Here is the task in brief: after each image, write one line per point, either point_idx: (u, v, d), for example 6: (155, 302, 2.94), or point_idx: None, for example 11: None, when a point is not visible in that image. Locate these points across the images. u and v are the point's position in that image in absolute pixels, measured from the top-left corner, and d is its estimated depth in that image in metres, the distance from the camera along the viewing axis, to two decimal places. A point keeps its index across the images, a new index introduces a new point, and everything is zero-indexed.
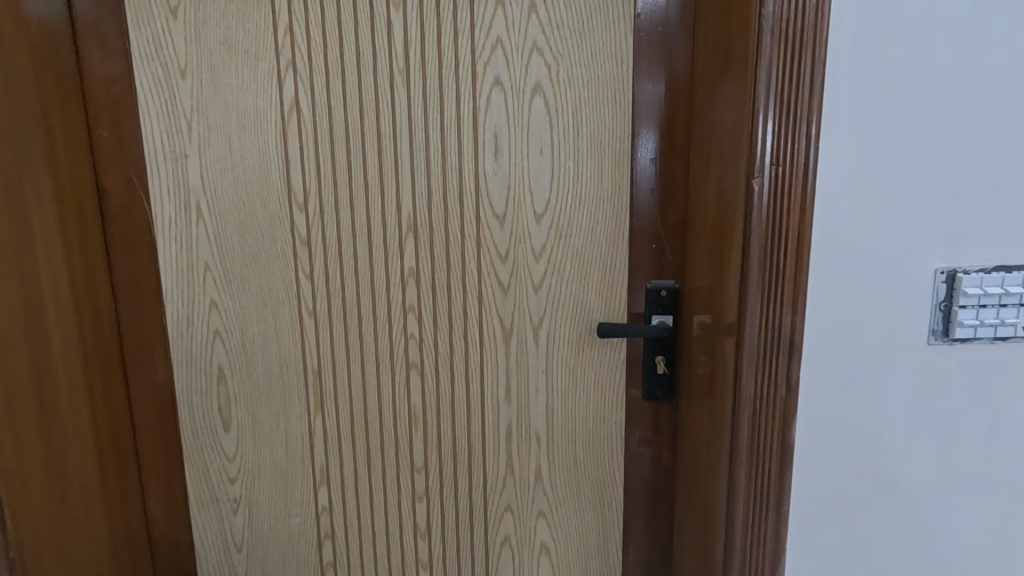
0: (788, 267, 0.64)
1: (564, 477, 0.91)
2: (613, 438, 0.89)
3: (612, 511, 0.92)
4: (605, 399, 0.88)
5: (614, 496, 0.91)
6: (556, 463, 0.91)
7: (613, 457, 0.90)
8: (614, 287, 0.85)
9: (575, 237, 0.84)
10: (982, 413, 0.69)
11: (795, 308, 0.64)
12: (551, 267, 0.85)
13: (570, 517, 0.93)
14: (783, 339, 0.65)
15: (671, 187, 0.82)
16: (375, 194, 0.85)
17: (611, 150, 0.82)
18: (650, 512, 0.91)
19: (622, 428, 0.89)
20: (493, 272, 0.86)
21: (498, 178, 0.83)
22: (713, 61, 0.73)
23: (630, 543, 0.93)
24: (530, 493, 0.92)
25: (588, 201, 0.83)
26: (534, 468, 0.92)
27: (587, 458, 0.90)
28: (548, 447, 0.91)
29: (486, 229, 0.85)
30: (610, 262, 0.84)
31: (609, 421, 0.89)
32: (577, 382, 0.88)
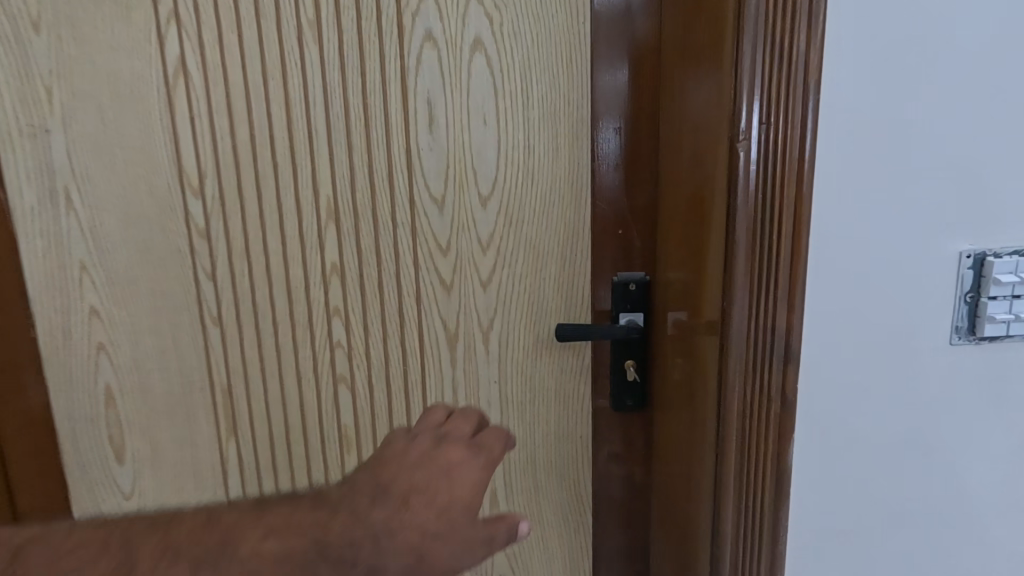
0: (782, 253, 0.51)
1: (523, 502, 0.79)
2: (579, 455, 0.77)
3: (580, 537, 0.80)
4: (569, 411, 0.76)
5: (582, 520, 0.79)
6: (515, 485, 0.78)
7: (579, 477, 0.78)
8: (575, 283, 0.72)
9: (527, 225, 0.71)
10: (996, 418, 0.59)
11: (792, 303, 0.52)
12: (501, 259, 0.72)
13: (532, 547, 0.80)
14: (777, 340, 0.53)
15: (639, 164, 0.70)
16: (286, 177, 0.71)
17: (568, 120, 0.69)
18: (623, 535, 0.79)
19: (588, 441, 0.76)
20: (433, 268, 0.73)
21: (435, 157, 0.70)
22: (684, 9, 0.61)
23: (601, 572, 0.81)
24: (485, 521, 0.80)
25: (541, 182, 0.70)
26: (489, 493, 0.79)
27: (550, 480, 0.78)
28: (505, 467, 0.78)
29: (422, 218, 0.72)
30: (570, 252, 0.72)
31: (574, 436, 0.76)
32: (535, 393, 0.75)
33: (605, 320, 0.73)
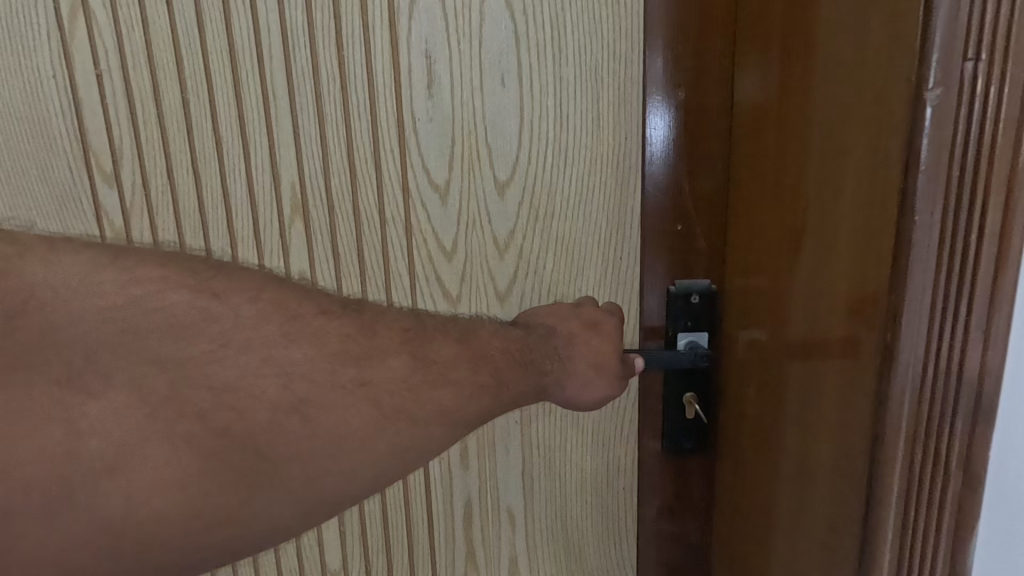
0: (986, 244, 0.31)
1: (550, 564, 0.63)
2: (621, 506, 0.61)
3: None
4: (609, 455, 0.60)
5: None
6: (542, 546, 0.62)
7: (622, 536, 0.62)
8: (617, 295, 0.56)
9: (557, 221, 0.55)
10: None
11: (993, 327, 0.32)
12: (522, 266, 0.55)
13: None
14: (966, 387, 0.33)
15: (703, 139, 0.53)
16: (236, 157, 0.53)
17: (611, 80, 0.52)
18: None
19: (634, 490, 0.60)
20: (434, 277, 0.56)
21: (435, 129, 0.53)
22: None
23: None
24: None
25: (575, 164, 0.54)
26: (507, 556, 0.62)
27: (584, 541, 0.62)
28: (528, 524, 0.61)
29: (419, 212, 0.54)
30: (613, 255, 0.55)
31: (615, 483, 0.60)
32: (568, 434, 0.59)
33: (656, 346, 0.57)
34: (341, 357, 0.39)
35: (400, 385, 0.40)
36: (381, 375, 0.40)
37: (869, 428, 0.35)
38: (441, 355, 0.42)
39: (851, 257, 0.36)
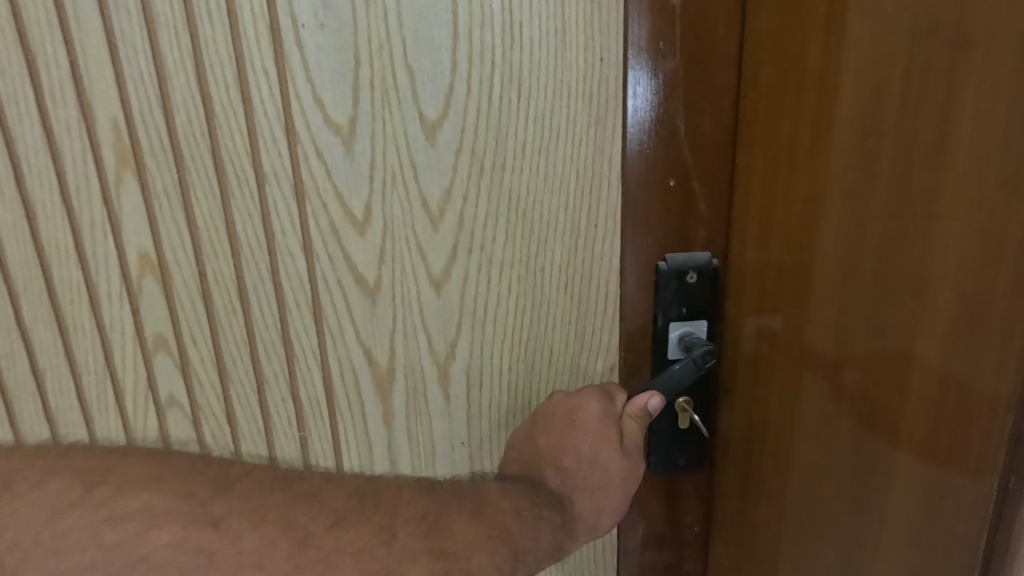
0: None
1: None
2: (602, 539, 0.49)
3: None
4: None
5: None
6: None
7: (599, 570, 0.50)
8: (592, 275, 0.42)
9: (511, 175, 0.40)
10: None
11: None
12: (465, 238, 0.41)
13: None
14: None
15: (710, 60, 0.38)
16: (17, 85, 0.34)
17: None
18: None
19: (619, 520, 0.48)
20: (340, 257, 0.40)
21: (328, 41, 0.36)
22: None
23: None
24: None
25: (535, 94, 0.39)
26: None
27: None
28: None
29: (313, 164, 0.38)
30: (585, 222, 0.41)
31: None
32: None
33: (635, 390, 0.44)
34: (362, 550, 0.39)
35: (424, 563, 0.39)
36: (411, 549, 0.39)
37: (1010, 447, 0.25)
38: (455, 525, 0.40)
39: (975, 209, 0.25)
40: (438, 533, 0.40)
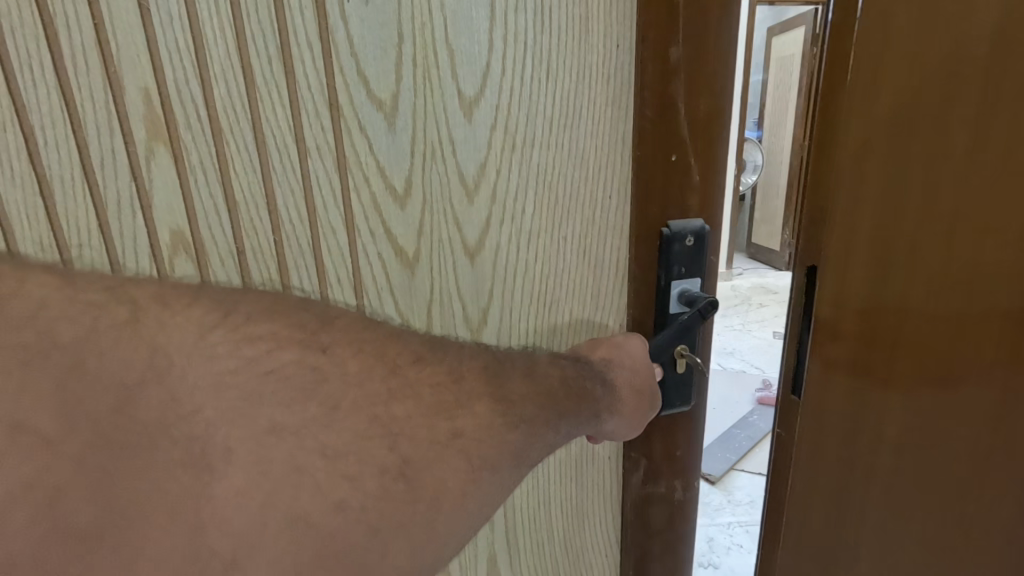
0: None
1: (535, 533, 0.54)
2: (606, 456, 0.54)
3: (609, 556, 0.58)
4: None
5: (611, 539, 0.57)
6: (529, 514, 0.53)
7: (605, 507, 0.56)
8: (606, 240, 0.48)
9: (540, 151, 0.44)
10: None
11: None
12: (497, 208, 0.44)
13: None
14: None
15: (709, 47, 0.43)
16: (29, 47, 0.32)
17: None
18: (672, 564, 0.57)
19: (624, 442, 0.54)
20: (381, 228, 0.42)
21: (371, 17, 0.38)
22: None
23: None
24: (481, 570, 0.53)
25: (561, 77, 0.43)
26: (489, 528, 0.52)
27: (565, 524, 0.55)
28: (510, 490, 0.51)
29: (356, 138, 0.39)
30: (601, 193, 0.46)
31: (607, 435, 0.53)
32: None
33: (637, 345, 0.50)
34: (434, 419, 0.38)
35: (484, 433, 0.39)
36: (476, 421, 0.39)
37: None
38: (518, 393, 0.41)
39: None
40: (501, 387, 0.40)
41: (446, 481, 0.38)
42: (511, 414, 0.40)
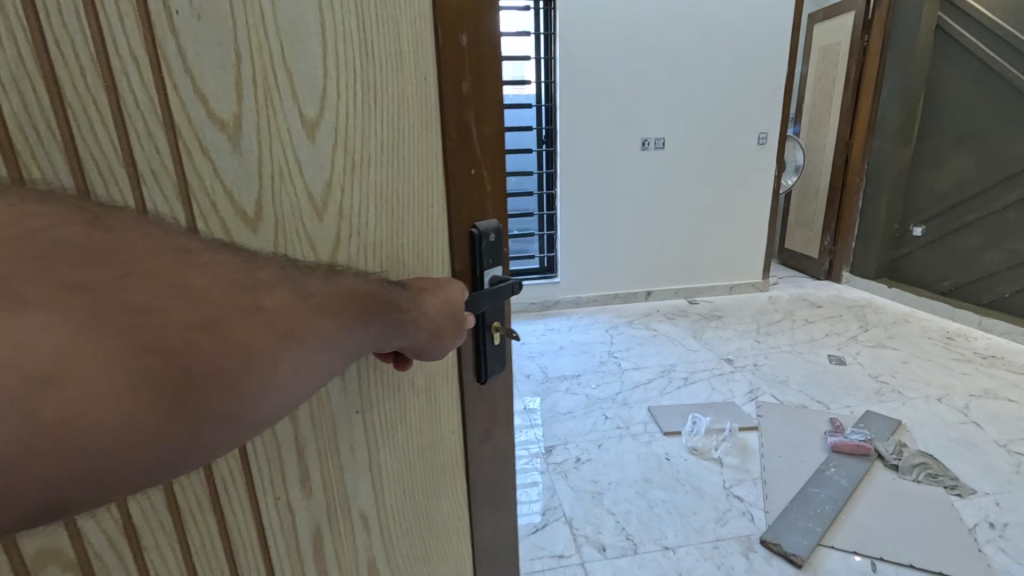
0: None
1: (395, 517, 0.78)
2: (453, 439, 0.83)
3: (455, 521, 0.87)
4: (441, 419, 0.81)
5: (454, 506, 0.86)
6: (388, 507, 0.77)
7: (456, 477, 0.85)
8: (430, 229, 0.73)
9: (377, 180, 0.66)
10: (890, 556, 2.28)
11: None
12: (344, 214, 0.64)
13: (412, 560, 0.82)
14: None
15: (473, 102, 0.72)
16: None
17: (411, 41, 0.64)
18: (498, 517, 0.95)
19: (454, 427, 0.83)
20: (234, 245, 0.59)
21: (210, 62, 0.53)
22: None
23: (483, 546, 0.92)
24: (359, 556, 0.76)
25: (388, 128, 0.65)
26: (357, 524, 0.75)
27: (428, 499, 0.82)
28: (372, 491, 0.74)
29: (200, 159, 0.55)
30: (425, 204, 0.70)
31: (436, 435, 0.81)
32: (402, 407, 0.75)
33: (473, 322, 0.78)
34: (239, 307, 0.43)
35: (292, 310, 0.47)
36: (288, 303, 0.47)
37: None
38: (316, 289, 0.51)
39: None
40: (296, 281, 0.50)
41: (278, 365, 0.45)
42: (307, 295, 0.50)
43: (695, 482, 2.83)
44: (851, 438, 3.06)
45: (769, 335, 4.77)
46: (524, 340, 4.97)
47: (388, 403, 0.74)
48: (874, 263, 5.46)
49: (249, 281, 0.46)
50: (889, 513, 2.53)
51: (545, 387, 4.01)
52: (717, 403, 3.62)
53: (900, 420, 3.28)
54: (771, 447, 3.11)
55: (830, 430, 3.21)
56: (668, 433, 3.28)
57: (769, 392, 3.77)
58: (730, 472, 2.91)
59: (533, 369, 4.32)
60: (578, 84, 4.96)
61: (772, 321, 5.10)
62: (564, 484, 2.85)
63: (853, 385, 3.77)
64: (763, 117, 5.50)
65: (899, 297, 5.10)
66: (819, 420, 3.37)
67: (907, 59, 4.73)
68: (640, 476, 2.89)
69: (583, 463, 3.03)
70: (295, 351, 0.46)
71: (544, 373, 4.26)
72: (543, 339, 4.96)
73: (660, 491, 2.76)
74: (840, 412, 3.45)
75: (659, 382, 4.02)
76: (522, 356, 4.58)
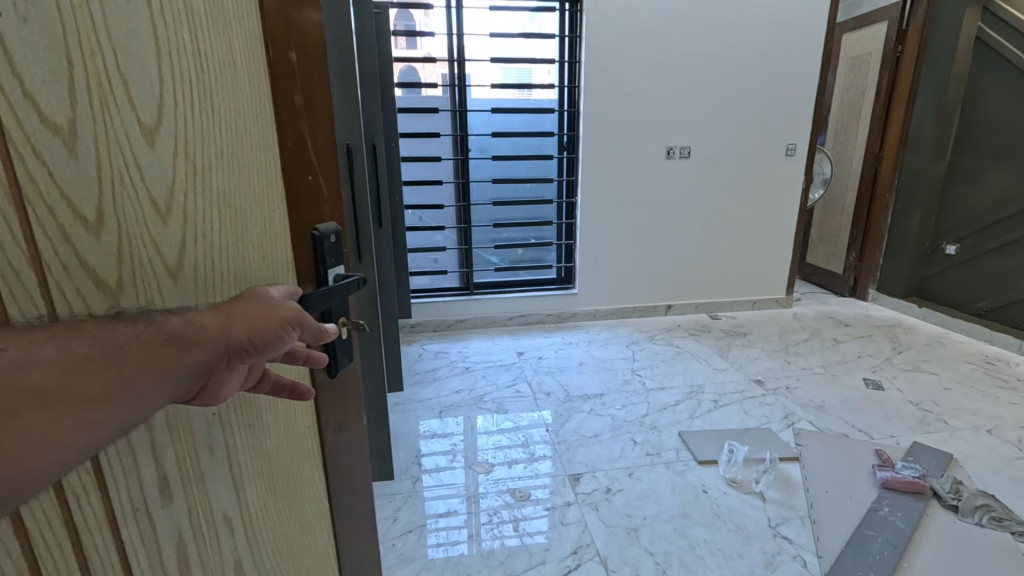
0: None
1: (259, 515, 0.89)
2: (303, 431, 0.98)
3: (314, 511, 1.02)
4: (289, 420, 0.95)
5: (312, 498, 1.01)
6: (252, 509, 0.87)
7: (312, 465, 1.01)
8: (274, 231, 0.83)
9: (220, 185, 0.72)
10: None
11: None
12: (188, 215, 0.69)
13: (278, 555, 0.94)
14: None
15: (297, 113, 0.83)
16: None
17: (239, 59, 0.73)
18: (350, 493, 1.14)
19: (311, 422, 1.00)
20: (75, 259, 0.58)
21: (41, 68, 0.54)
22: (297, 16, 0.80)
23: (340, 526, 1.11)
24: (226, 559, 0.84)
25: (229, 135, 0.73)
26: (222, 525, 0.83)
27: (288, 489, 0.94)
28: (235, 493, 0.84)
29: (31, 161, 0.54)
30: (261, 203, 0.79)
31: (294, 433, 0.96)
32: (247, 415, 0.85)
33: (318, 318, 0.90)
34: (92, 348, 0.51)
35: (145, 337, 0.55)
36: (141, 335, 0.55)
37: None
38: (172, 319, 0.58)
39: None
40: (141, 319, 0.57)
41: (143, 382, 0.54)
42: (159, 321, 0.58)
43: (738, 519, 2.69)
44: (902, 473, 2.92)
45: (799, 357, 4.61)
46: (539, 353, 4.78)
47: (246, 406, 0.85)
48: (904, 281, 5.50)
49: (93, 329, 0.53)
50: (955, 556, 2.40)
51: (567, 408, 3.83)
52: (754, 429, 3.48)
53: (950, 454, 3.16)
54: (816, 480, 2.97)
55: (878, 464, 3.06)
56: (704, 462, 3.15)
57: (806, 418, 3.63)
58: (773, 508, 2.76)
59: (552, 387, 4.14)
60: (609, 94, 4.77)
61: (800, 340, 4.96)
62: (595, 518, 2.70)
63: (898, 414, 3.64)
64: (796, 129, 5.24)
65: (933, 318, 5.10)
66: (863, 450, 3.24)
67: (943, 73, 4.77)
68: (678, 511, 2.75)
69: (615, 493, 2.90)
70: (164, 382, 0.56)
71: (565, 392, 4.08)
72: (561, 353, 4.76)
73: (700, 529, 2.62)
74: (885, 442, 3.33)
75: (687, 405, 3.84)
76: (539, 373, 4.40)
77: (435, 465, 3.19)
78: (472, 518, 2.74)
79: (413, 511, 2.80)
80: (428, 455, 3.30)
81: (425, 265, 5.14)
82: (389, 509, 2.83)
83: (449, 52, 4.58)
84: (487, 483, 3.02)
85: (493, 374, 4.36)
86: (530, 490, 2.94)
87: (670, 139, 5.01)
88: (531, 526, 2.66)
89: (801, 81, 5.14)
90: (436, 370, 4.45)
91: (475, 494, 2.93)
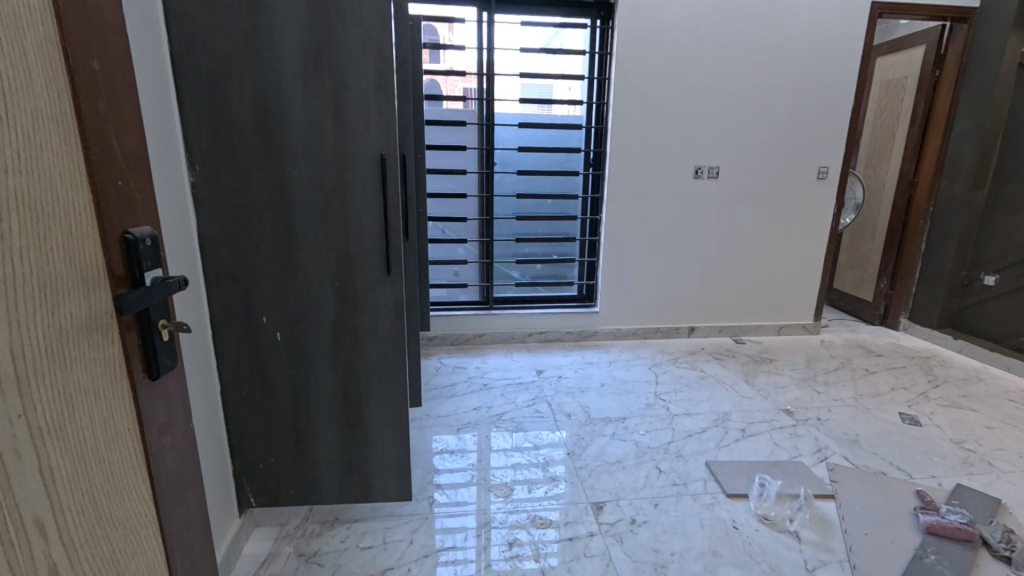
0: None
1: (75, 520, 0.85)
2: (124, 428, 0.98)
3: (137, 514, 1.01)
4: (107, 419, 0.93)
5: (133, 501, 1.00)
6: (66, 510, 0.83)
7: (132, 465, 1.00)
8: (80, 229, 0.88)
9: (15, 185, 0.75)
10: None
11: None
12: None
13: (101, 561, 0.90)
14: None
15: (102, 122, 0.92)
16: None
17: (36, 69, 0.78)
18: (175, 494, 1.14)
19: (131, 425, 1.00)
20: None
21: None
22: (88, 30, 0.89)
23: (167, 526, 1.11)
24: (39, 567, 0.79)
25: (26, 138, 0.77)
26: (36, 530, 0.78)
27: (107, 490, 0.92)
28: (48, 495, 0.80)
29: None
30: (64, 202, 0.84)
31: (113, 434, 0.95)
32: (62, 413, 0.83)
33: (134, 318, 1.01)
34: None
35: None
36: None
37: None
38: None
39: None
40: None
41: None
42: None
43: (772, 561, 2.42)
44: (948, 518, 2.62)
45: (828, 387, 4.33)
46: (561, 372, 4.54)
47: (53, 405, 0.81)
48: (938, 311, 5.19)
49: None
50: None
51: (588, 430, 3.60)
52: (785, 462, 3.20)
53: (999, 499, 2.84)
54: (856, 521, 2.68)
55: (920, 507, 2.76)
56: (733, 495, 2.89)
57: (840, 453, 3.34)
58: (810, 550, 2.49)
59: (574, 409, 3.90)
60: (637, 110, 4.59)
61: (829, 369, 4.68)
62: (621, 552, 2.46)
63: (936, 452, 3.34)
64: (829, 150, 5.00)
65: (966, 350, 4.79)
66: (903, 490, 2.94)
67: (985, 96, 4.55)
68: (707, 547, 2.51)
69: (640, 525, 2.66)
70: None
71: (586, 414, 3.84)
72: (581, 373, 4.54)
73: (732, 570, 2.37)
74: (926, 484, 3.01)
75: (714, 433, 3.58)
76: (560, 393, 4.17)
77: (451, 483, 3.00)
78: (483, 552, 2.46)
79: (417, 535, 2.58)
80: (444, 473, 3.10)
81: (445, 278, 4.97)
82: (403, 531, 2.62)
83: (477, 66, 4.48)
84: (499, 505, 2.80)
85: (512, 393, 4.13)
86: (548, 515, 2.72)
87: (699, 159, 4.83)
88: (550, 554, 2.45)
89: (842, 98, 4.90)
90: (454, 387, 4.24)
91: (486, 521, 2.68)
